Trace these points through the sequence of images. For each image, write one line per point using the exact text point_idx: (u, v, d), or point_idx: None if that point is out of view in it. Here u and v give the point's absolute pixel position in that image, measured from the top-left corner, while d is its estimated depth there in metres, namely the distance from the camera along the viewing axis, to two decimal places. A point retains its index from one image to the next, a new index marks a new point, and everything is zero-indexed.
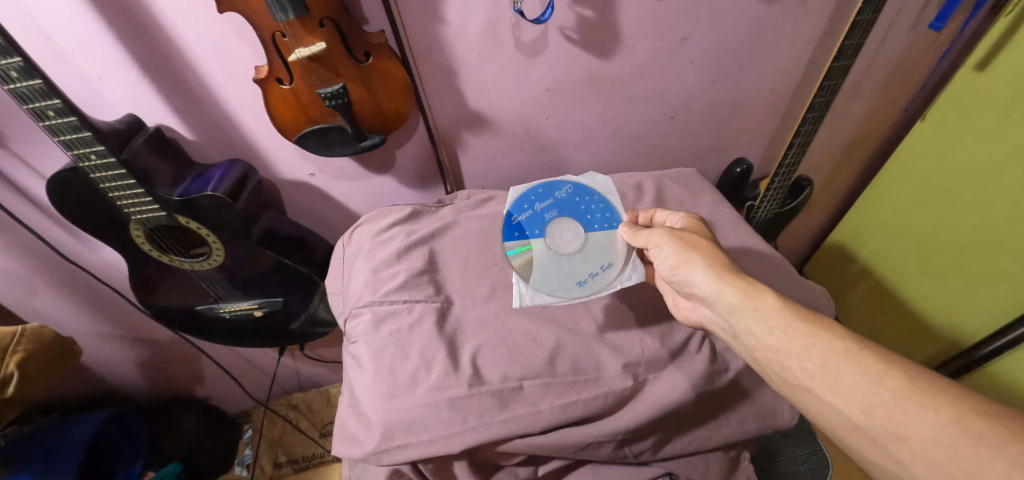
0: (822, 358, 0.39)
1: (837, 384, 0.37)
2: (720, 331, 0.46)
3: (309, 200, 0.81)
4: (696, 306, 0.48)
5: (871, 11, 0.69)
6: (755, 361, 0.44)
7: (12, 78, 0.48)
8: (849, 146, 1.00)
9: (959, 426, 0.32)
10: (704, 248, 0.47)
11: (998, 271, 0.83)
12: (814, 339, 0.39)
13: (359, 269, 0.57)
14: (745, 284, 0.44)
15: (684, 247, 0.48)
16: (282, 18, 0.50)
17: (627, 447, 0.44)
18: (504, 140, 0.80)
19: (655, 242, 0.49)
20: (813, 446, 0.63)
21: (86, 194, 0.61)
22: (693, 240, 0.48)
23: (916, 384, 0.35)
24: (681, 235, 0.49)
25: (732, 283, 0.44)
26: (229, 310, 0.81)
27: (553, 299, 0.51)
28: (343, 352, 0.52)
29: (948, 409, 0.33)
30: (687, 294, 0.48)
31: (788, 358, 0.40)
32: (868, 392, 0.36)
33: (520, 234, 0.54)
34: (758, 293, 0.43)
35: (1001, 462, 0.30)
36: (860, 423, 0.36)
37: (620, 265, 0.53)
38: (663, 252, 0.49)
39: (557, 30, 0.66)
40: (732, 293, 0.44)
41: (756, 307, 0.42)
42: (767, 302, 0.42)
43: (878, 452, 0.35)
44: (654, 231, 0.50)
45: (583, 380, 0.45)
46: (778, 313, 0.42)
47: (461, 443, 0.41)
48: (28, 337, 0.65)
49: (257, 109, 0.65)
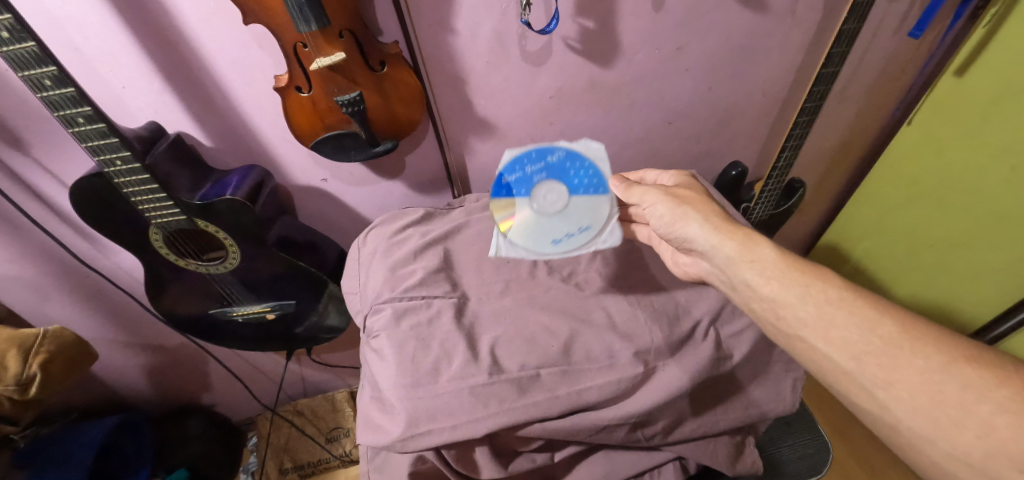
0: (816, 307, 0.42)
1: (831, 333, 0.40)
2: (720, 282, 0.50)
3: (320, 205, 0.83)
4: (696, 260, 0.52)
5: (855, 20, 0.73)
6: (752, 312, 0.47)
7: (45, 86, 0.50)
8: (838, 149, 1.04)
9: (948, 372, 0.35)
10: (699, 204, 0.51)
11: (984, 262, 0.87)
12: (809, 288, 0.43)
13: (376, 269, 0.60)
14: (742, 237, 0.47)
15: (679, 203, 0.51)
16: (305, 29, 0.52)
17: (639, 430, 0.47)
18: (510, 145, 0.83)
19: (651, 199, 0.52)
20: (815, 432, 0.65)
21: (109, 198, 0.62)
22: (687, 196, 0.52)
23: (908, 333, 0.38)
24: (676, 192, 0.52)
25: (730, 236, 0.47)
26: (242, 313, 0.83)
27: (523, 254, 0.54)
28: (364, 347, 0.54)
29: (939, 358, 0.36)
30: (687, 249, 0.52)
31: (785, 307, 0.43)
32: (860, 341, 0.39)
33: (506, 191, 0.55)
34: (755, 245, 0.46)
35: (986, 405, 0.33)
36: (850, 371, 0.39)
37: (598, 227, 0.55)
38: (660, 209, 0.52)
39: (561, 41, 0.70)
40: (731, 246, 0.47)
41: (752, 258, 0.46)
42: (761, 251, 0.46)
43: (864, 397, 0.38)
44: (648, 189, 0.53)
45: (597, 366, 0.47)
46: (776, 264, 0.45)
47: (483, 427, 0.43)
48: (50, 339, 0.67)
49: (274, 115, 0.68)
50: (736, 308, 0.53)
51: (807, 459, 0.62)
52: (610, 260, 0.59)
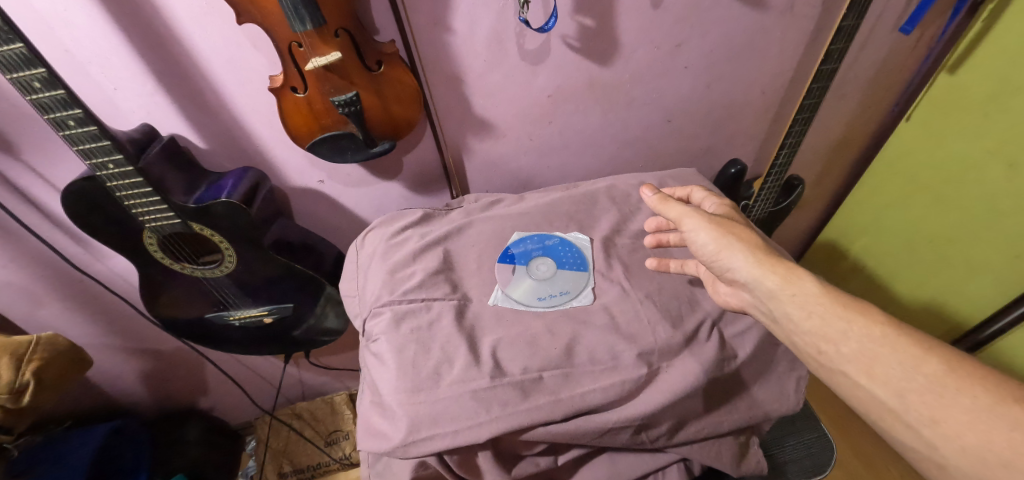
0: (859, 343, 0.39)
1: (872, 369, 0.38)
2: (761, 315, 0.47)
3: (317, 207, 0.83)
4: (737, 292, 0.49)
5: (855, 17, 0.72)
6: (793, 345, 0.45)
7: (35, 89, 0.48)
8: (837, 146, 1.04)
9: (998, 412, 0.33)
10: (743, 233, 0.47)
11: (983, 260, 0.87)
12: (852, 324, 0.40)
13: (374, 271, 0.59)
14: (784, 269, 0.44)
15: (722, 233, 0.48)
16: (300, 29, 0.51)
17: (643, 433, 0.46)
18: (508, 145, 0.82)
19: (690, 225, 0.49)
20: (817, 431, 0.65)
21: (102, 202, 0.61)
22: (730, 225, 0.48)
23: (955, 370, 0.36)
24: (718, 220, 0.49)
25: (772, 268, 0.44)
26: (239, 317, 0.82)
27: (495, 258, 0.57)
28: (364, 351, 0.53)
29: (986, 397, 0.34)
30: (727, 280, 0.49)
31: (826, 341, 0.41)
32: (903, 378, 0.37)
33: (509, 260, 0.58)
34: (797, 278, 0.43)
35: None
36: (893, 408, 0.37)
37: (593, 270, 0.57)
38: (700, 236, 0.49)
39: (559, 39, 0.69)
40: (772, 279, 0.44)
41: (795, 292, 0.43)
42: (806, 287, 0.43)
43: (909, 435, 0.37)
44: (689, 214, 0.50)
45: (600, 369, 0.47)
46: (819, 299, 0.42)
47: (486, 432, 0.42)
48: (44, 346, 0.65)
49: (269, 117, 0.67)
50: None
51: (810, 459, 0.62)
52: (611, 260, 0.58)
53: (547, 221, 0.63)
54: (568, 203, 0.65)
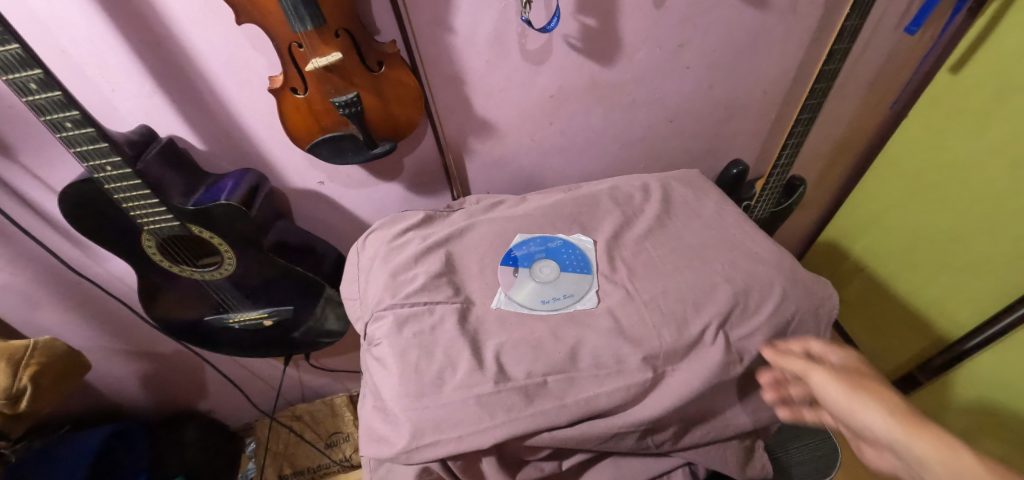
0: None
1: None
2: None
3: (318, 208, 0.82)
4: (885, 457, 0.41)
5: (858, 16, 0.71)
6: None
7: (31, 90, 0.48)
8: (839, 146, 1.03)
9: None
10: (880, 392, 0.41)
11: (983, 261, 0.86)
12: None
13: (376, 274, 0.58)
14: (937, 438, 0.36)
15: (853, 391, 0.41)
16: (300, 29, 0.50)
17: (649, 437, 0.46)
18: (509, 145, 0.82)
19: (817, 383, 0.43)
20: (822, 434, 0.65)
21: (100, 205, 0.61)
22: (863, 380, 0.42)
23: None
24: (846, 374, 0.43)
25: (922, 436, 0.37)
26: (239, 319, 0.81)
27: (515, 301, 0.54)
28: (366, 355, 0.52)
29: None
30: (870, 442, 0.41)
31: None
32: None
33: (512, 263, 0.58)
34: (954, 448, 0.35)
35: None
36: None
37: (597, 273, 0.57)
38: (829, 394, 0.43)
39: (561, 39, 0.69)
40: (922, 448, 0.37)
41: (950, 464, 0.35)
42: (962, 457, 0.35)
43: None
44: (812, 368, 0.44)
45: (605, 373, 0.46)
46: (978, 469, 0.34)
47: (490, 438, 0.42)
48: (40, 351, 0.65)
49: (269, 118, 0.66)
50: (746, 310, 0.51)
51: (815, 462, 0.62)
52: (615, 262, 0.58)
53: (550, 223, 0.63)
54: (570, 205, 0.65)
